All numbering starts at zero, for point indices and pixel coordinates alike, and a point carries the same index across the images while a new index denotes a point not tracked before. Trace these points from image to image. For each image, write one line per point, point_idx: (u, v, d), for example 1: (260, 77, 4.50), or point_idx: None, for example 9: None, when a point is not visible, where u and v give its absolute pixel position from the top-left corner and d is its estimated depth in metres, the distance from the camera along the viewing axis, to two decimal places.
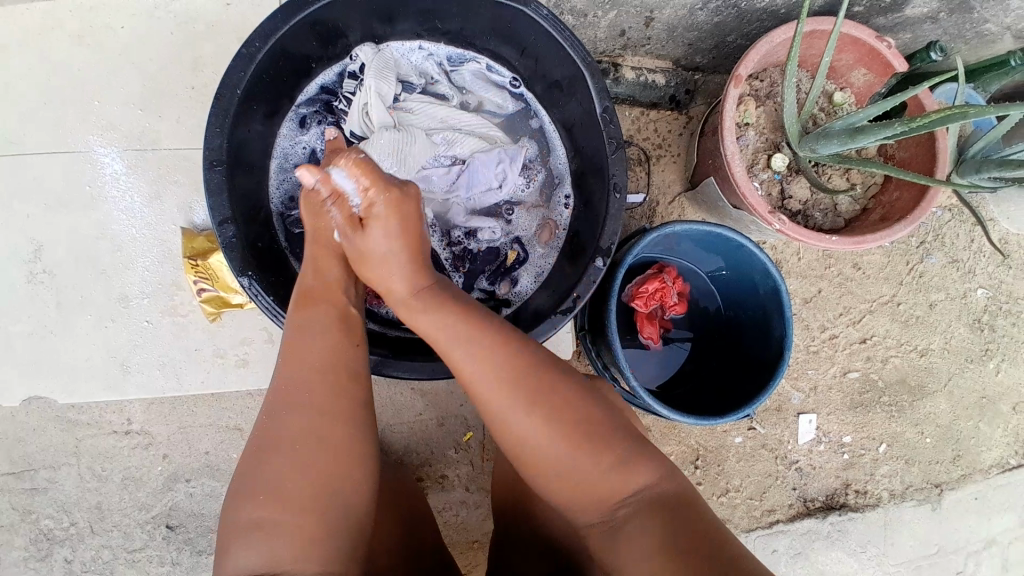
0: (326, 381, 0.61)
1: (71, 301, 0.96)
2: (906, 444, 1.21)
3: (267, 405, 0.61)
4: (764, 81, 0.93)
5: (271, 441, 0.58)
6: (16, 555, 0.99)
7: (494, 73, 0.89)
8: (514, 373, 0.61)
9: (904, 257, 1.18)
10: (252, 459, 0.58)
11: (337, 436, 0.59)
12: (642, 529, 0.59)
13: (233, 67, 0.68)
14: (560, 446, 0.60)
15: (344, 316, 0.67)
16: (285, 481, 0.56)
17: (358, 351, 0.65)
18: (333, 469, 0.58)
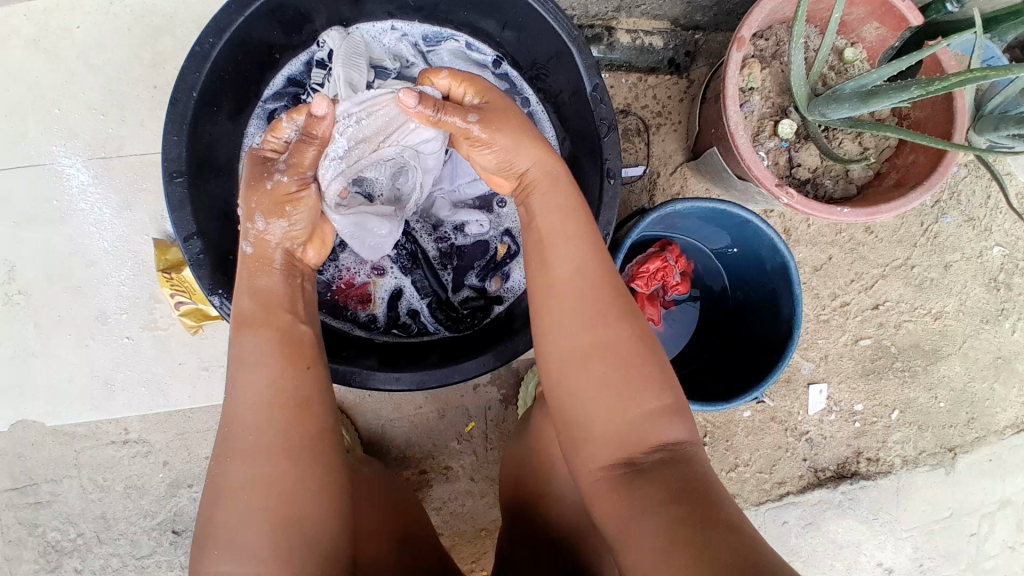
0: (271, 415, 0.54)
1: (49, 320, 0.92)
2: (920, 409, 1.18)
3: (218, 446, 0.54)
4: (769, 40, 0.86)
5: (224, 485, 0.52)
6: (27, 569, 0.96)
7: (475, 51, 0.83)
8: (602, 291, 0.56)
9: (918, 218, 1.13)
10: (208, 507, 0.52)
11: (298, 475, 0.53)
12: (668, 481, 0.51)
13: (186, 67, 0.62)
14: (616, 374, 0.54)
15: (290, 334, 0.59)
16: (246, 528, 0.51)
17: (307, 377, 0.57)
18: (296, 509, 0.51)
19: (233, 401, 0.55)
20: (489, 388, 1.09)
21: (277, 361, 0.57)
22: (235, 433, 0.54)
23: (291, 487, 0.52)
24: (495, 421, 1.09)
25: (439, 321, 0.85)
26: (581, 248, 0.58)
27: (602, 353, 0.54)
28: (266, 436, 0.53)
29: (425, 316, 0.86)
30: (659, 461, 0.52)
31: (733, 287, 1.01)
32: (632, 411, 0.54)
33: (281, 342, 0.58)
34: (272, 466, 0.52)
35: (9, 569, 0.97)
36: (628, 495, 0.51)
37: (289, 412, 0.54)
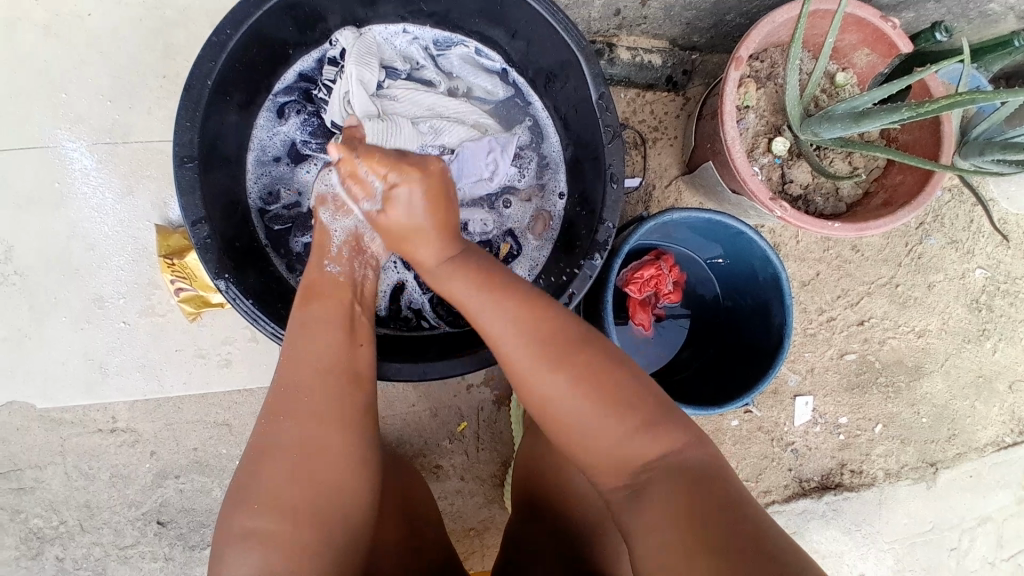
0: (322, 386, 0.59)
1: (45, 304, 0.93)
2: (901, 424, 1.20)
3: (266, 411, 0.59)
4: (765, 61, 0.89)
5: (269, 450, 0.57)
6: (6, 555, 0.97)
7: (484, 57, 0.85)
8: (547, 342, 0.59)
9: (903, 238, 1.16)
10: (250, 466, 0.57)
11: (335, 445, 0.57)
12: (669, 492, 0.54)
13: (202, 56, 0.64)
14: (591, 416, 0.57)
15: (350, 316, 0.65)
16: (283, 488, 0.55)
17: (359, 355, 0.63)
18: (325, 476, 0.56)
19: (285, 372, 0.60)
20: (481, 390, 1.10)
21: (339, 336, 0.63)
22: (283, 402, 0.59)
23: (325, 456, 0.57)
24: (486, 421, 1.11)
25: (439, 316, 0.87)
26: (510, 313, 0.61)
27: (588, 378, 0.58)
28: (313, 404, 0.58)
29: (426, 312, 0.88)
30: (654, 475, 0.56)
31: (723, 298, 1.04)
32: (609, 441, 0.58)
33: (335, 318, 0.64)
34: (317, 428, 0.57)
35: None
36: (633, 513, 0.56)
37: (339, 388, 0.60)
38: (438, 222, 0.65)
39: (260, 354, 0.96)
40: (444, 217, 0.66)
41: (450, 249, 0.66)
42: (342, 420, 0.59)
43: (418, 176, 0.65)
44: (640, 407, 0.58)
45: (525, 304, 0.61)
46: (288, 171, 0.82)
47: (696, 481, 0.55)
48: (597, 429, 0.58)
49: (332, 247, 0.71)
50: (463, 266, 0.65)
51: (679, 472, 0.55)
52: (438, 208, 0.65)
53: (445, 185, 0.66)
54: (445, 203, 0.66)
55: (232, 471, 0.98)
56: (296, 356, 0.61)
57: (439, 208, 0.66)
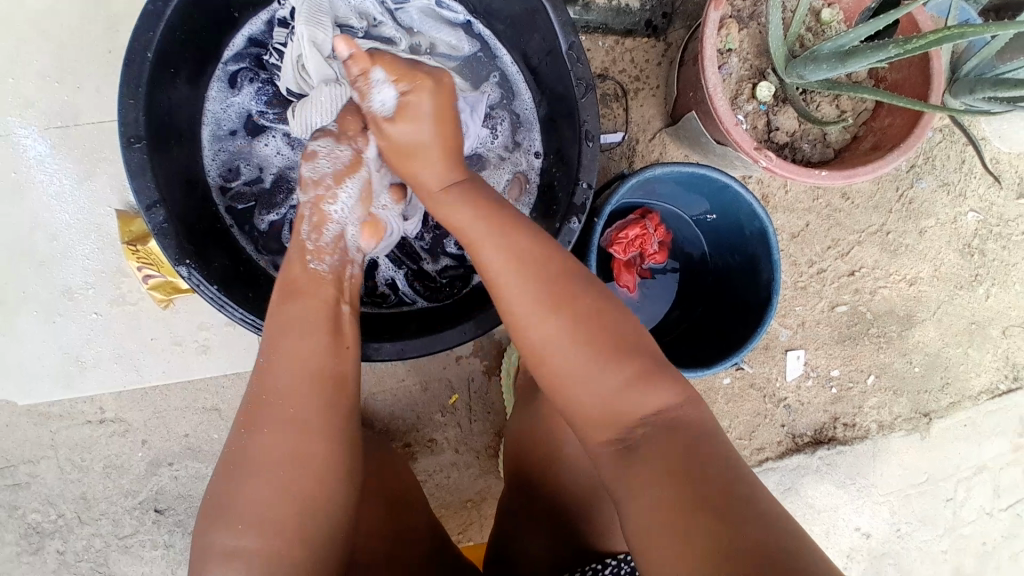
0: (305, 391, 0.57)
1: (13, 297, 0.89)
2: (895, 375, 1.19)
3: (243, 419, 0.57)
4: (746, 1, 0.84)
5: (248, 463, 0.54)
6: (7, 552, 0.95)
7: (445, 10, 0.82)
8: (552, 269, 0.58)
9: (893, 183, 1.13)
10: (226, 481, 0.54)
11: (318, 454, 0.55)
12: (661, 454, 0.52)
13: (139, 26, 0.60)
14: (583, 368, 0.56)
15: (331, 313, 0.62)
16: (262, 503, 0.53)
17: (342, 356, 0.60)
18: (310, 488, 0.54)
19: (262, 380, 0.57)
20: (470, 360, 1.08)
21: (318, 337, 0.60)
22: (263, 411, 0.56)
23: (309, 466, 0.54)
24: (477, 393, 1.09)
25: (416, 290, 0.85)
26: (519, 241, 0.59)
27: (588, 324, 0.56)
28: (297, 411, 0.56)
29: (403, 285, 0.85)
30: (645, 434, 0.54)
31: (711, 257, 1.01)
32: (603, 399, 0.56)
33: (318, 316, 0.61)
34: (301, 437, 0.55)
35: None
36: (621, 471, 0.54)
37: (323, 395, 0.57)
38: (445, 141, 0.65)
39: (239, 338, 0.93)
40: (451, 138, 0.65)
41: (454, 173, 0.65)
42: (326, 426, 0.56)
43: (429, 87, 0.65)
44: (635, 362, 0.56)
45: (510, 223, 0.60)
46: (246, 145, 0.77)
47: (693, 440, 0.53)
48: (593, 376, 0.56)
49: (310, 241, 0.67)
50: (469, 191, 0.63)
51: (675, 432, 0.53)
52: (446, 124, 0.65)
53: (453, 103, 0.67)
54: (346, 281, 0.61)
55: None
56: (279, 360, 0.58)
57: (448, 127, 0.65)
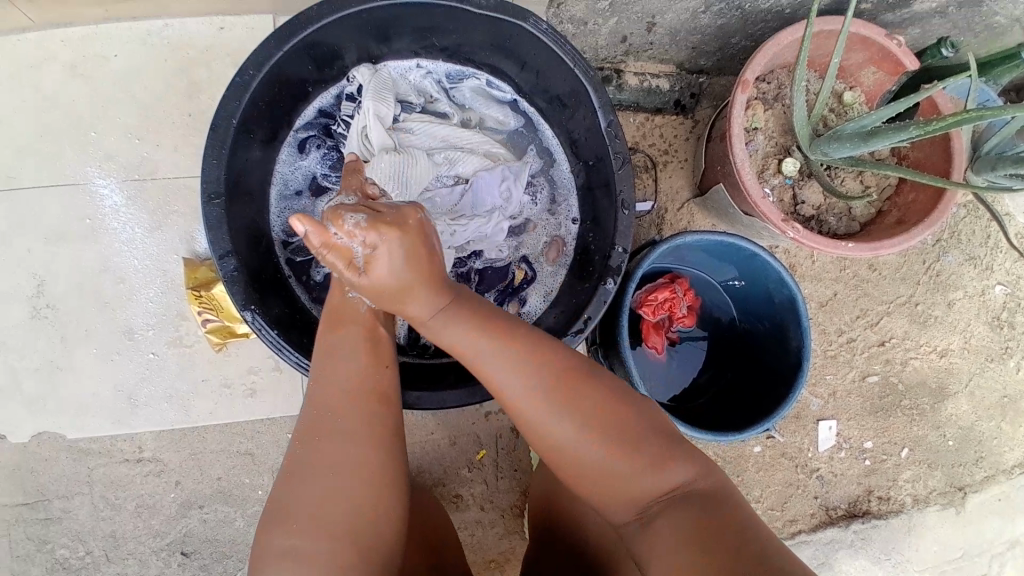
0: (355, 407, 0.60)
1: (77, 334, 0.95)
2: (928, 448, 1.18)
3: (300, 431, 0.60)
4: (771, 83, 0.90)
5: (304, 469, 0.57)
6: None
7: (494, 88, 0.88)
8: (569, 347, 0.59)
9: (920, 256, 1.15)
10: (284, 491, 0.56)
11: (364, 461, 0.57)
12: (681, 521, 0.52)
13: (227, 96, 0.66)
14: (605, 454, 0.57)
15: (373, 334, 0.66)
16: (317, 507, 0.55)
17: (385, 375, 0.64)
18: (358, 493, 0.56)
19: (314, 399, 0.61)
20: (500, 417, 1.10)
21: (360, 358, 0.63)
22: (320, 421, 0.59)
23: (356, 472, 0.57)
24: (505, 449, 1.11)
25: None
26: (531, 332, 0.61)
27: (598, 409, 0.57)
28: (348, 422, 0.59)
29: None
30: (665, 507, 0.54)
31: (740, 322, 1.03)
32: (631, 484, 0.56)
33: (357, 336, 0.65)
34: (351, 444, 0.58)
35: None
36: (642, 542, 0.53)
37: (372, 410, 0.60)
38: (463, 218, 0.68)
39: (284, 383, 0.98)
40: (469, 217, 0.69)
41: None
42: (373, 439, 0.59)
43: None
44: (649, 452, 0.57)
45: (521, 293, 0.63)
46: (310, 204, 0.84)
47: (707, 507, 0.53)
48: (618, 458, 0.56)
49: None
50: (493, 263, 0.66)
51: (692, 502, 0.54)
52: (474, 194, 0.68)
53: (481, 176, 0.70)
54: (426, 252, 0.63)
55: (254, 502, 0.98)
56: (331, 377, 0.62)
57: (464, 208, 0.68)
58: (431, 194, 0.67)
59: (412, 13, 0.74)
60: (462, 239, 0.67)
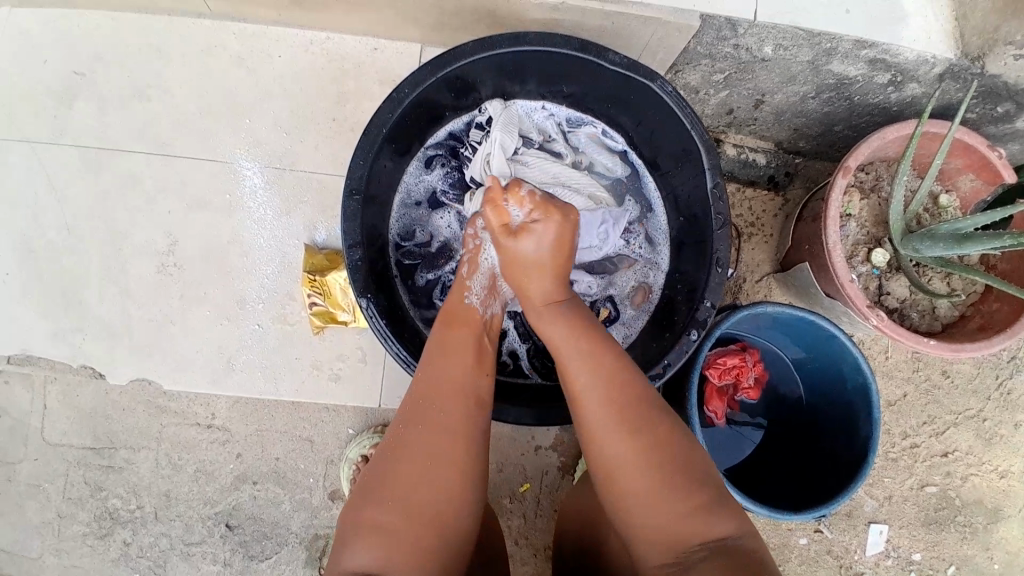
0: (454, 400, 0.65)
1: (194, 294, 1.03)
2: (974, 570, 1.14)
3: (404, 411, 0.65)
4: (869, 173, 0.95)
5: (402, 448, 0.62)
6: (77, 530, 1.03)
7: (608, 139, 0.95)
8: (624, 405, 0.62)
9: (994, 371, 1.14)
10: (382, 473, 0.61)
11: (453, 453, 0.61)
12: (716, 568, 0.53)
13: (383, 109, 0.75)
14: (651, 494, 0.58)
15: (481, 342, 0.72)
16: (405, 487, 0.59)
17: (483, 382, 0.68)
18: (436, 478, 0.60)
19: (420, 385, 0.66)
20: (548, 453, 1.13)
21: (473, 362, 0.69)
22: (419, 405, 0.64)
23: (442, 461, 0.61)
24: (548, 487, 1.12)
25: (534, 367, 0.93)
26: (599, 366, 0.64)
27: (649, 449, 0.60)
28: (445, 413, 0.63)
29: (523, 360, 0.94)
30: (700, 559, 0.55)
31: (807, 401, 1.05)
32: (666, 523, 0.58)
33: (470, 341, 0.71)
34: (442, 429, 0.62)
35: (62, 527, 1.03)
36: None
37: (464, 404, 0.65)
38: (557, 266, 0.73)
39: (362, 376, 1.03)
40: (561, 266, 0.74)
41: (562, 292, 0.73)
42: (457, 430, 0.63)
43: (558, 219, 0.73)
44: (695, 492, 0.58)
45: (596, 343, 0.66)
46: (427, 214, 0.92)
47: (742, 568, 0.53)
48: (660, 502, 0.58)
49: (473, 282, 0.78)
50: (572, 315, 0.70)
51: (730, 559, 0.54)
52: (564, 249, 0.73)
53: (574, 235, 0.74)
54: (567, 249, 0.74)
55: (303, 488, 1.03)
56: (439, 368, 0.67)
57: (563, 254, 0.73)
58: (540, 238, 0.72)
59: (547, 60, 0.81)
60: (553, 284, 0.73)
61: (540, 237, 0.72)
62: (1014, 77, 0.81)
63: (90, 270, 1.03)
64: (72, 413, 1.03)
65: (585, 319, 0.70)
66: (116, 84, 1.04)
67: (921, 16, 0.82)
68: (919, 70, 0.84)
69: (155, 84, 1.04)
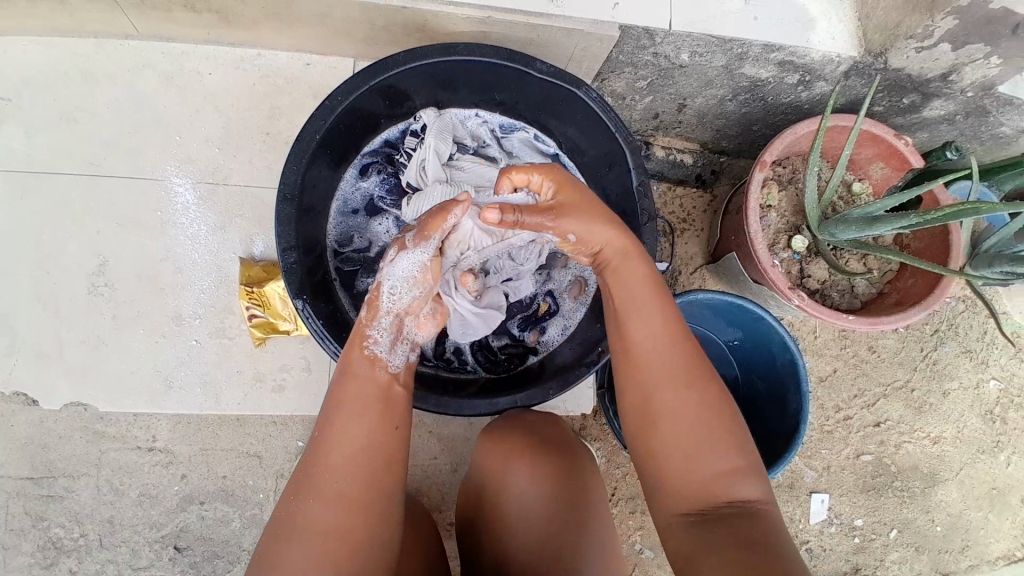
0: (356, 468, 0.62)
1: (127, 314, 1.01)
2: (916, 531, 1.19)
3: (298, 484, 0.62)
4: (786, 168, 1.00)
5: (302, 527, 0.59)
6: (20, 561, 0.99)
7: (541, 143, 0.97)
8: (678, 360, 0.62)
9: (918, 343, 1.20)
10: (278, 552, 0.58)
11: (356, 528, 0.60)
12: (724, 533, 0.55)
13: (315, 117, 0.75)
14: (692, 448, 0.59)
15: (385, 393, 0.69)
16: (302, 570, 0.57)
17: (391, 437, 0.66)
18: (341, 556, 0.58)
19: (324, 448, 0.63)
20: None
21: (376, 417, 0.66)
22: (322, 474, 0.61)
23: (344, 535, 0.59)
24: None
25: (478, 362, 0.94)
26: (658, 316, 0.64)
27: (700, 408, 0.60)
28: (349, 486, 0.61)
29: (467, 356, 0.94)
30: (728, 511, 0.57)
31: (741, 381, 1.09)
32: (694, 480, 0.59)
33: (370, 395, 0.67)
34: (345, 502, 0.60)
35: (4, 559, 0.99)
36: (698, 537, 0.56)
37: (370, 470, 0.62)
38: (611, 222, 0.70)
39: (308, 386, 1.03)
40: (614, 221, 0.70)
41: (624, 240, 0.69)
42: (360, 502, 0.61)
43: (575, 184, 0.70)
44: (733, 454, 0.59)
45: (663, 301, 0.65)
46: (365, 220, 0.92)
47: (762, 526, 0.55)
48: (696, 458, 0.59)
49: (376, 324, 0.73)
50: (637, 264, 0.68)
51: (750, 519, 0.56)
52: (608, 214, 0.70)
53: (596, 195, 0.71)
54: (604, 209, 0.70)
55: (254, 504, 1.02)
56: (343, 430, 0.64)
57: (610, 215, 0.70)
58: (576, 211, 0.68)
59: (474, 69, 0.82)
60: (616, 238, 0.69)
61: (571, 209, 0.69)
62: (917, 69, 0.87)
63: (17, 294, 1.00)
64: (4, 444, 0.99)
65: (649, 275, 0.68)
66: (37, 104, 1.01)
67: (827, 21, 0.87)
68: (826, 69, 0.89)
69: (77, 102, 1.02)
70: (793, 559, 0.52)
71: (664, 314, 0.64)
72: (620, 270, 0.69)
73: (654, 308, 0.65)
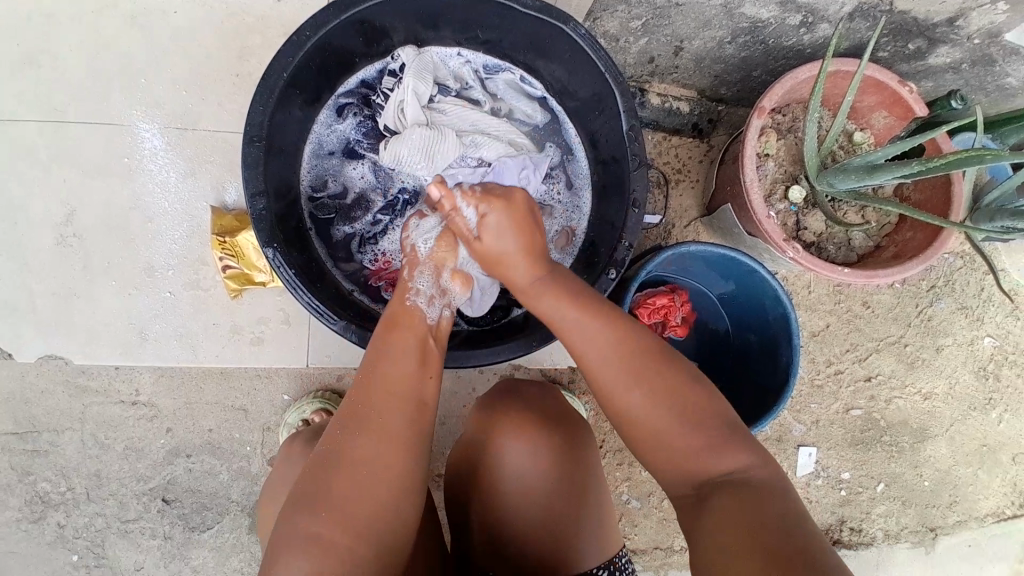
0: (397, 408, 0.61)
1: (98, 266, 0.98)
2: (904, 486, 1.19)
3: (339, 421, 0.61)
4: (786, 116, 0.95)
5: (338, 458, 0.58)
6: (10, 515, 0.99)
7: (526, 85, 0.92)
8: (634, 358, 0.60)
9: (913, 299, 1.18)
10: (313, 480, 0.57)
11: (390, 464, 0.58)
12: (727, 503, 0.53)
13: (283, 51, 0.70)
14: (681, 436, 0.58)
15: (424, 345, 0.68)
16: (338, 499, 0.55)
17: (427, 386, 0.65)
18: (375, 488, 0.57)
19: (366, 385, 0.63)
20: None
21: (415, 361, 0.66)
22: (362, 410, 0.61)
23: (381, 468, 0.58)
24: None
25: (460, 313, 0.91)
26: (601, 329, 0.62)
27: (669, 391, 0.59)
28: (390, 423, 0.60)
29: None
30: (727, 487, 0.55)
31: (733, 335, 1.06)
32: (688, 456, 0.58)
33: (413, 343, 0.67)
34: (381, 437, 0.59)
35: None
36: (701, 520, 0.54)
37: (409, 412, 0.62)
38: (527, 243, 0.68)
39: (289, 339, 1.01)
40: (533, 242, 0.68)
41: (542, 269, 0.67)
42: (397, 440, 0.60)
43: (505, 206, 0.69)
44: (725, 432, 0.58)
45: (599, 312, 0.63)
46: (342, 164, 0.89)
47: (759, 494, 0.53)
48: (689, 435, 0.58)
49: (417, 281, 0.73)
50: (556, 286, 0.65)
51: (753, 489, 0.54)
52: (523, 228, 0.68)
53: (528, 211, 0.70)
54: (530, 229, 0.69)
55: (240, 458, 1.01)
56: (384, 374, 0.63)
57: (528, 235, 0.68)
58: (499, 215, 0.68)
59: None
60: (533, 264, 0.67)
61: (496, 220, 0.68)
62: (924, 11, 0.82)
63: None
64: None
65: (575, 287, 0.65)
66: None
67: None
68: (829, 10, 0.84)
69: (42, 43, 0.96)
70: (804, 525, 0.50)
71: (603, 322, 0.62)
72: (548, 299, 0.65)
73: (585, 325, 0.62)
